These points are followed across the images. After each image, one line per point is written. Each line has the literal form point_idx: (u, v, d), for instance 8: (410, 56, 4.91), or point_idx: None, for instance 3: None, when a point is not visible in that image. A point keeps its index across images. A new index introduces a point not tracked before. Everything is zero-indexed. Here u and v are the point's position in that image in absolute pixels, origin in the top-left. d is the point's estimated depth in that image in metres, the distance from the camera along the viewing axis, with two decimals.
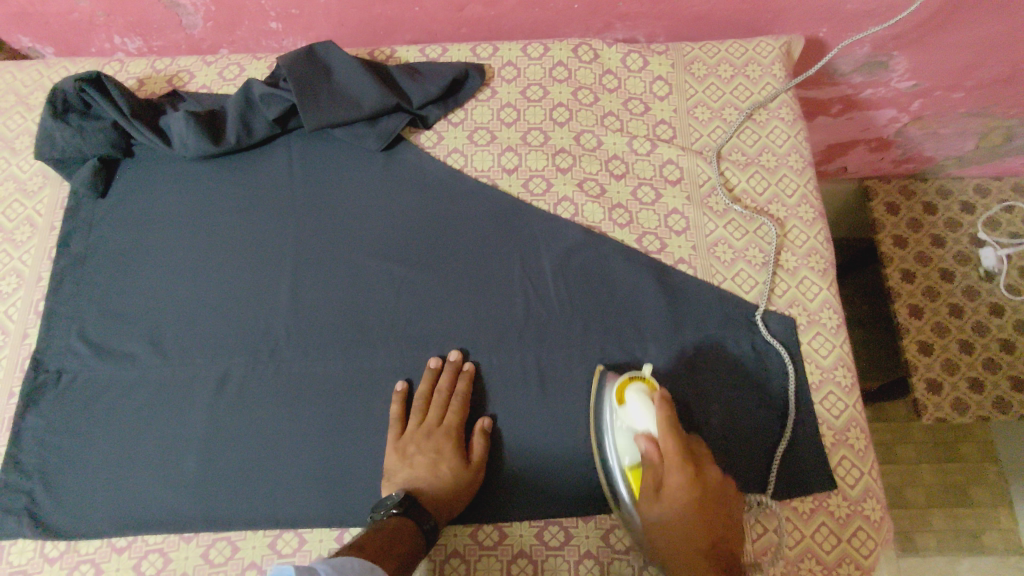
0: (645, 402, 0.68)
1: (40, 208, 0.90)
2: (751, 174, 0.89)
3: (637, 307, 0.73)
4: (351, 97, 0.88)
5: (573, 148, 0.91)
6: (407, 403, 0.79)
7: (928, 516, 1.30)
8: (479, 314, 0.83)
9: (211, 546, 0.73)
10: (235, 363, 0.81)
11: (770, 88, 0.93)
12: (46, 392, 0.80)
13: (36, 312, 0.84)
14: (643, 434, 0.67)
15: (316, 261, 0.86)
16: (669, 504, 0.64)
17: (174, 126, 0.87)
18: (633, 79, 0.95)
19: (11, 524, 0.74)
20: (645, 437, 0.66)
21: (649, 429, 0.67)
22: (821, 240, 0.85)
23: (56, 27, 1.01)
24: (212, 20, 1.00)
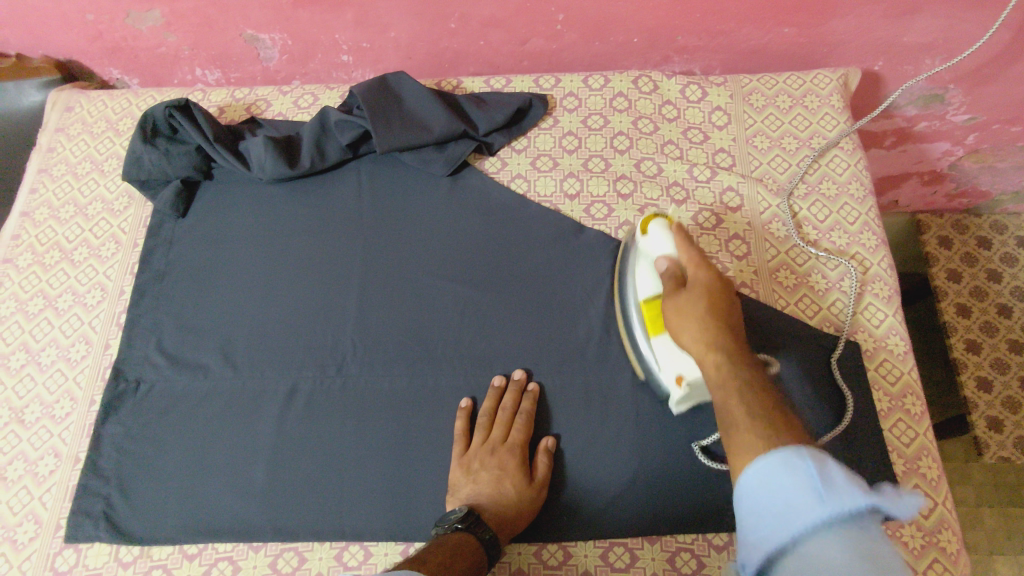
0: (676, 296, 0.66)
1: (125, 226, 0.94)
2: (811, 201, 0.90)
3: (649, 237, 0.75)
4: (421, 124, 0.92)
5: (634, 175, 0.93)
6: (472, 420, 0.80)
7: (990, 561, 1.25)
8: (542, 335, 0.84)
9: (279, 556, 0.74)
10: (305, 378, 0.83)
11: (829, 118, 0.94)
12: (124, 400, 0.83)
13: (118, 324, 0.88)
14: (678, 307, 0.65)
15: (382, 281, 0.88)
16: (723, 372, 0.58)
17: (253, 150, 0.92)
18: (692, 109, 0.97)
19: (88, 527, 0.76)
20: (683, 302, 0.65)
21: (686, 317, 0.64)
22: (885, 267, 0.85)
23: (144, 60, 1.08)
24: (288, 53, 1.06)
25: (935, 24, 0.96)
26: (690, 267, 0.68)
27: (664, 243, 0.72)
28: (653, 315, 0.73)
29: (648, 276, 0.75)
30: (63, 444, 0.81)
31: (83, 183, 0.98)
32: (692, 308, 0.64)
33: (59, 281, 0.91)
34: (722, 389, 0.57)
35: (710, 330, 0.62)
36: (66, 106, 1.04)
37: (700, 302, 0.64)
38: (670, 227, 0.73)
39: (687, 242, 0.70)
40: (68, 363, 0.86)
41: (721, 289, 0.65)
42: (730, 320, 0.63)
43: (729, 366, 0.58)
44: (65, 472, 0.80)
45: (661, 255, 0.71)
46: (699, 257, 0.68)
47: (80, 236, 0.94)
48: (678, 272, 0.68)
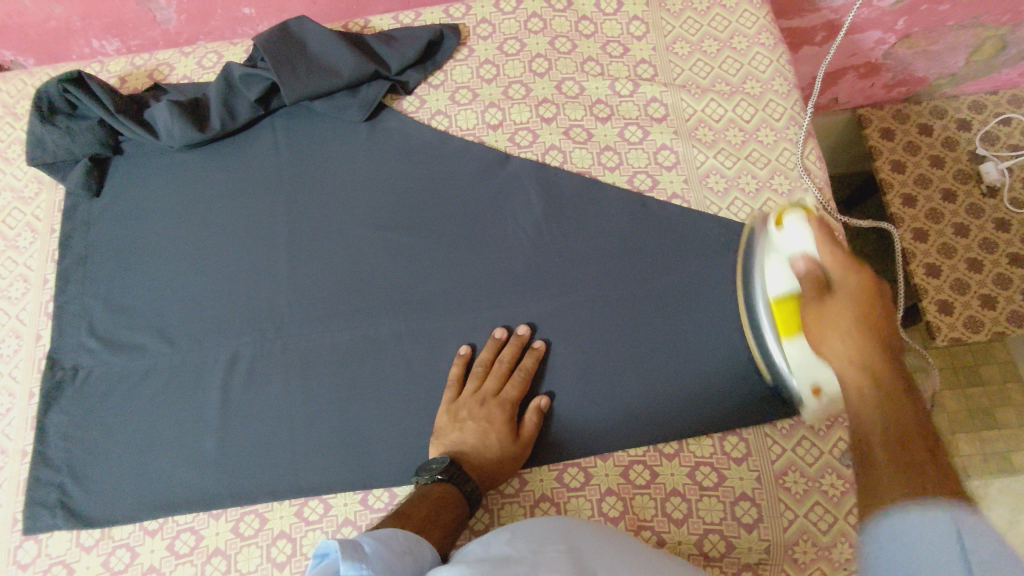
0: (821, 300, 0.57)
1: (39, 214, 0.91)
2: (736, 102, 0.88)
3: (794, 214, 0.64)
4: (329, 69, 0.88)
5: (556, 97, 0.91)
6: (469, 368, 0.79)
7: (952, 439, 1.30)
8: (479, 270, 0.83)
9: (240, 519, 0.74)
10: (245, 343, 0.82)
11: (748, 15, 0.92)
12: (65, 389, 0.82)
13: (47, 313, 0.86)
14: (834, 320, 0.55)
15: (312, 235, 0.87)
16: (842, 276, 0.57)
17: (159, 117, 0.88)
18: (609, 22, 0.94)
19: (46, 517, 0.76)
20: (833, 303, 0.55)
21: (831, 331, 0.55)
22: (814, 160, 0.85)
23: (35, 36, 1.02)
24: (185, 12, 1.00)
25: None
26: (834, 269, 0.57)
27: (803, 239, 0.62)
28: (789, 317, 0.67)
29: (778, 272, 0.68)
30: (8, 440, 0.80)
31: None
32: (843, 322, 0.54)
33: None
34: (856, 414, 0.50)
35: (870, 363, 0.51)
36: None
37: (847, 310, 0.54)
38: (810, 217, 0.63)
39: (828, 236, 0.59)
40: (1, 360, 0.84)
41: (877, 298, 0.55)
42: (885, 346, 0.52)
43: (867, 375, 0.51)
44: (14, 467, 0.79)
45: (800, 252, 0.61)
46: (847, 258, 0.57)
47: None
48: (819, 275, 0.58)
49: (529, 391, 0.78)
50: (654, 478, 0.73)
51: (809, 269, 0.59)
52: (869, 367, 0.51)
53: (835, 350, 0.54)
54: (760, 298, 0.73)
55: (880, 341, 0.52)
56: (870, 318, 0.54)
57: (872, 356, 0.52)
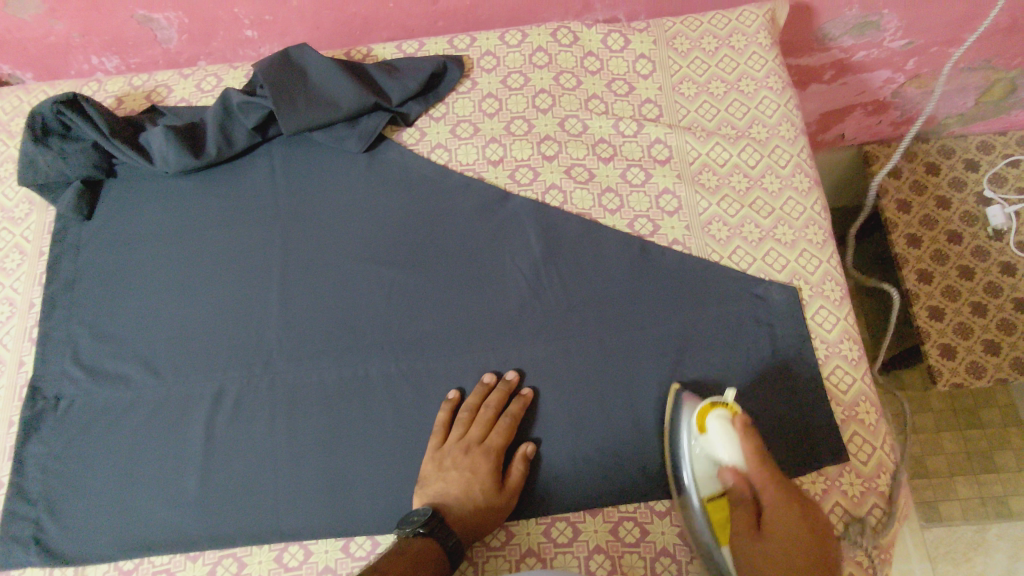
0: (739, 444, 0.68)
1: (28, 235, 0.89)
2: (741, 147, 0.87)
3: (726, 368, 0.73)
4: (328, 99, 0.86)
5: (558, 135, 0.89)
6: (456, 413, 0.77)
7: (950, 483, 1.28)
8: (473, 311, 0.82)
9: (218, 563, 0.72)
10: (232, 379, 0.80)
11: (757, 57, 0.91)
12: (45, 418, 0.80)
13: (31, 338, 0.84)
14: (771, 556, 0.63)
15: (304, 268, 0.85)
16: (772, 517, 0.64)
17: (153, 142, 0.87)
18: (615, 59, 0.93)
19: (19, 553, 0.74)
20: (751, 450, 0.66)
21: (748, 476, 0.66)
22: (819, 210, 0.83)
23: (34, 52, 1.00)
24: (187, 33, 0.99)
25: None
26: (749, 420, 0.69)
27: (730, 384, 0.72)
28: (707, 440, 0.69)
29: (701, 403, 0.71)
30: None
31: None
32: (756, 470, 0.66)
33: None
34: (772, 564, 0.63)
35: (772, 509, 0.65)
36: None
37: (757, 457, 0.66)
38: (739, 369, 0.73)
39: (748, 385, 0.72)
40: None
41: (778, 452, 0.68)
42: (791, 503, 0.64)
43: (784, 511, 0.64)
44: None
45: (731, 390, 0.72)
46: (760, 404, 0.71)
47: None
48: (738, 415, 0.69)
49: (517, 437, 0.76)
50: (644, 536, 0.71)
51: (732, 400, 0.71)
52: (787, 508, 0.64)
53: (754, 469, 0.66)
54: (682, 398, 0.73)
55: (788, 489, 0.65)
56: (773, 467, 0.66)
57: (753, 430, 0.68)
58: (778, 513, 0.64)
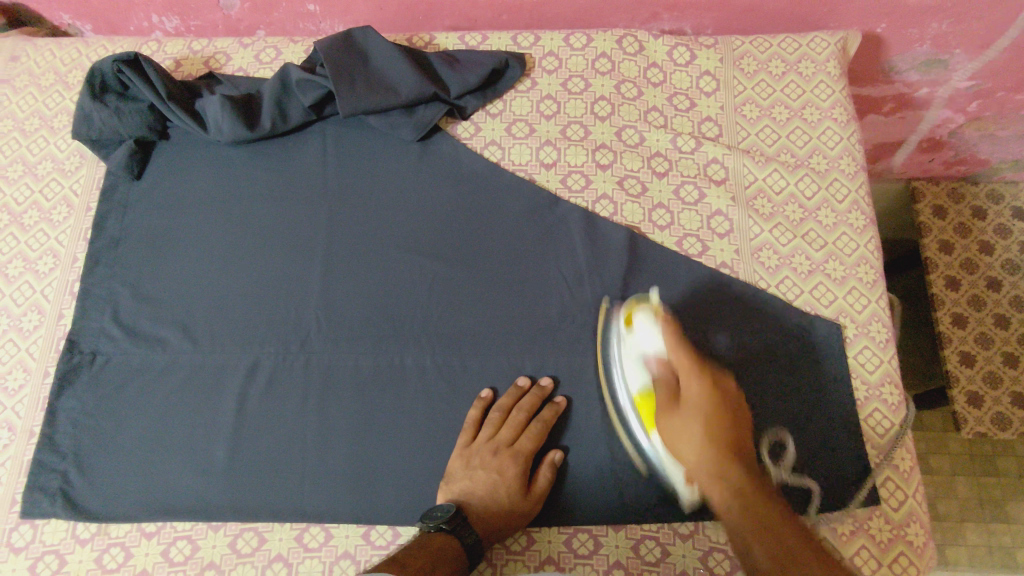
0: (671, 413, 0.65)
1: (77, 189, 0.90)
2: (799, 176, 0.85)
3: (641, 314, 0.72)
4: (388, 85, 0.86)
5: (614, 144, 0.88)
6: (487, 412, 0.77)
7: (958, 529, 1.26)
8: (511, 313, 0.81)
9: (239, 536, 0.73)
10: (266, 354, 0.81)
11: (824, 86, 0.89)
12: (80, 373, 0.80)
13: (72, 293, 0.84)
14: (675, 430, 0.63)
15: (348, 252, 0.85)
16: (716, 482, 0.58)
17: (210, 110, 0.86)
18: (680, 73, 0.91)
19: (45, 504, 0.75)
20: (677, 420, 0.64)
21: (689, 422, 0.62)
22: (872, 249, 0.82)
23: (96, 4, 1.00)
24: (249, 1, 0.98)
25: None
26: (682, 371, 0.66)
27: (653, 338, 0.70)
28: (650, 410, 0.71)
29: (632, 370, 0.73)
30: (18, 418, 0.79)
31: (32, 141, 0.92)
32: (692, 431, 0.61)
33: (9, 246, 0.87)
34: (727, 518, 0.55)
35: (711, 458, 0.59)
36: (11, 55, 0.97)
37: (693, 420, 0.62)
38: (657, 317, 0.71)
39: (675, 335, 0.68)
40: (20, 334, 0.83)
41: (718, 406, 0.62)
42: (727, 425, 0.61)
43: (729, 461, 0.58)
44: (20, 446, 0.78)
45: (653, 351, 0.70)
46: (693, 365, 0.65)
47: (30, 198, 0.89)
48: (671, 374, 0.68)
49: (545, 442, 0.76)
50: (664, 557, 0.71)
51: (659, 366, 0.69)
52: (725, 460, 0.59)
53: (693, 403, 0.63)
54: (613, 337, 0.77)
55: (728, 425, 0.61)
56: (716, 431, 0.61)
57: (690, 362, 0.66)
58: (717, 469, 0.58)
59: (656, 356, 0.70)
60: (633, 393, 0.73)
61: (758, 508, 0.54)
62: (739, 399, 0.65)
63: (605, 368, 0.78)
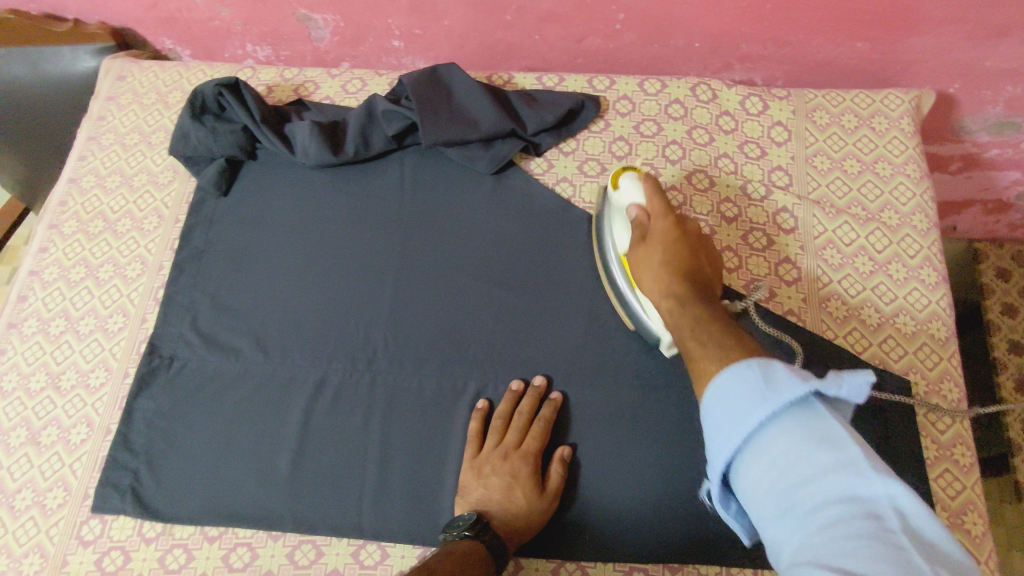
0: (641, 247, 0.70)
1: (168, 201, 0.95)
2: (870, 229, 0.85)
3: (629, 177, 0.76)
4: (469, 119, 0.90)
5: (684, 187, 0.90)
6: (487, 422, 0.79)
7: None
8: (576, 346, 0.82)
9: (297, 547, 0.75)
10: (334, 369, 0.83)
11: (897, 142, 0.90)
12: (158, 376, 0.84)
13: (156, 299, 0.89)
14: (642, 260, 0.69)
15: (418, 276, 0.87)
16: (676, 317, 0.62)
17: (299, 134, 0.91)
18: (751, 122, 0.93)
19: (115, 499, 0.77)
20: (645, 252, 0.69)
21: (646, 267, 0.68)
22: (944, 306, 0.81)
23: (198, 32, 1.08)
24: (340, 35, 1.04)
25: (1020, 50, 0.91)
26: (653, 218, 0.71)
27: (628, 224, 0.74)
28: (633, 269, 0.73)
29: (621, 232, 0.76)
30: (96, 415, 0.82)
31: (130, 155, 0.98)
32: (654, 260, 0.68)
33: (101, 251, 0.92)
34: (681, 330, 0.61)
35: (672, 294, 0.64)
36: (118, 74, 1.04)
37: (659, 255, 0.68)
38: (642, 179, 0.74)
39: (658, 198, 0.72)
40: (105, 334, 0.87)
41: (687, 245, 0.68)
42: (690, 274, 0.66)
43: (680, 306, 0.62)
44: (96, 442, 0.81)
45: (633, 205, 0.73)
46: (667, 220, 0.70)
47: (124, 207, 0.95)
48: (643, 220, 0.71)
49: (553, 442, 0.78)
50: None
51: (638, 212, 0.72)
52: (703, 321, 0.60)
53: (654, 259, 0.68)
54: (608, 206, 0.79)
55: (682, 279, 0.65)
56: (690, 305, 0.62)
57: (667, 221, 0.70)
58: (677, 309, 0.62)
59: (638, 206, 0.73)
60: (619, 250, 0.76)
61: (710, 327, 0.58)
62: (705, 259, 0.69)
63: (599, 246, 0.82)
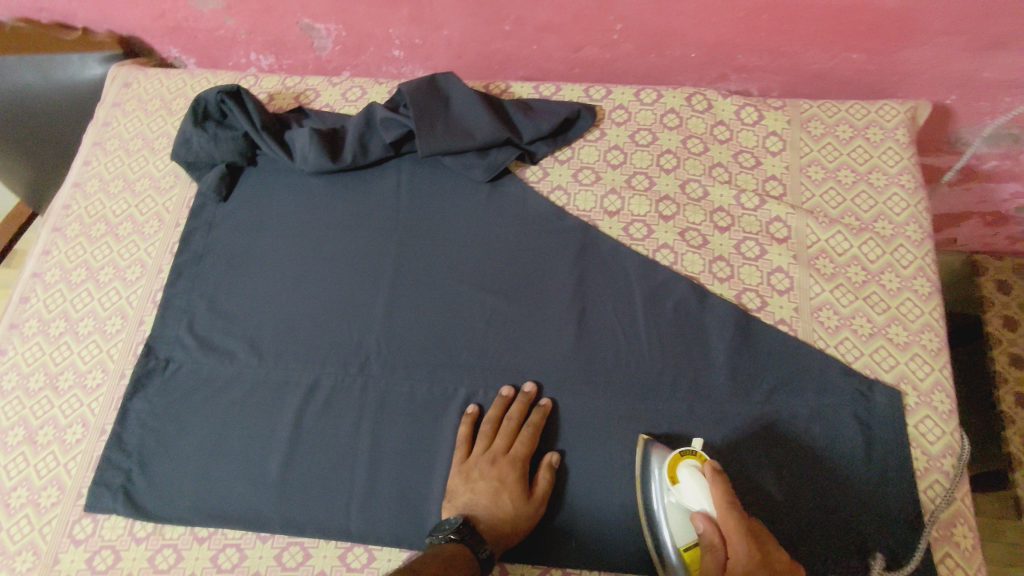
0: (718, 571, 0.61)
1: (169, 205, 0.96)
2: (863, 240, 0.85)
3: (688, 468, 0.67)
4: (464, 127, 0.91)
5: (678, 196, 0.90)
6: (477, 427, 0.79)
7: None
8: (566, 353, 0.82)
9: (285, 549, 0.75)
10: (327, 373, 0.84)
11: (892, 152, 0.90)
12: (153, 377, 0.85)
13: (153, 301, 0.90)
14: (715, 566, 0.61)
15: (412, 281, 0.88)
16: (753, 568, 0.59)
17: (297, 141, 0.92)
18: (746, 132, 0.93)
19: (107, 499, 0.78)
20: (729, 545, 0.61)
21: (731, 563, 0.60)
22: (937, 317, 0.81)
23: (203, 41, 1.10)
24: (341, 44, 1.06)
25: (1016, 63, 0.91)
26: (733, 538, 0.60)
27: (700, 500, 0.65)
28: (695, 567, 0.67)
29: (676, 522, 0.68)
30: (92, 415, 0.83)
31: (133, 160, 1.00)
32: (740, 555, 0.60)
33: (102, 254, 0.93)
34: (749, 560, 0.59)
35: (754, 572, 0.59)
36: (124, 81, 1.06)
37: (744, 552, 0.59)
38: (704, 475, 0.65)
39: (727, 498, 0.62)
40: (103, 336, 0.88)
41: (773, 559, 0.60)
42: (775, 559, 0.60)
43: (768, 570, 0.59)
44: (91, 442, 0.82)
45: (699, 511, 0.64)
46: (737, 528, 0.60)
47: (126, 211, 0.96)
48: (715, 538, 0.62)
49: (542, 448, 0.78)
50: None
51: (706, 524, 0.63)
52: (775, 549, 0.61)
53: (739, 566, 0.59)
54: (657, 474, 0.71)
55: (772, 565, 0.60)
56: (762, 551, 0.60)
57: (744, 547, 0.60)
58: (762, 564, 0.59)
59: (703, 514, 0.64)
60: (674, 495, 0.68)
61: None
62: (790, 564, 0.61)
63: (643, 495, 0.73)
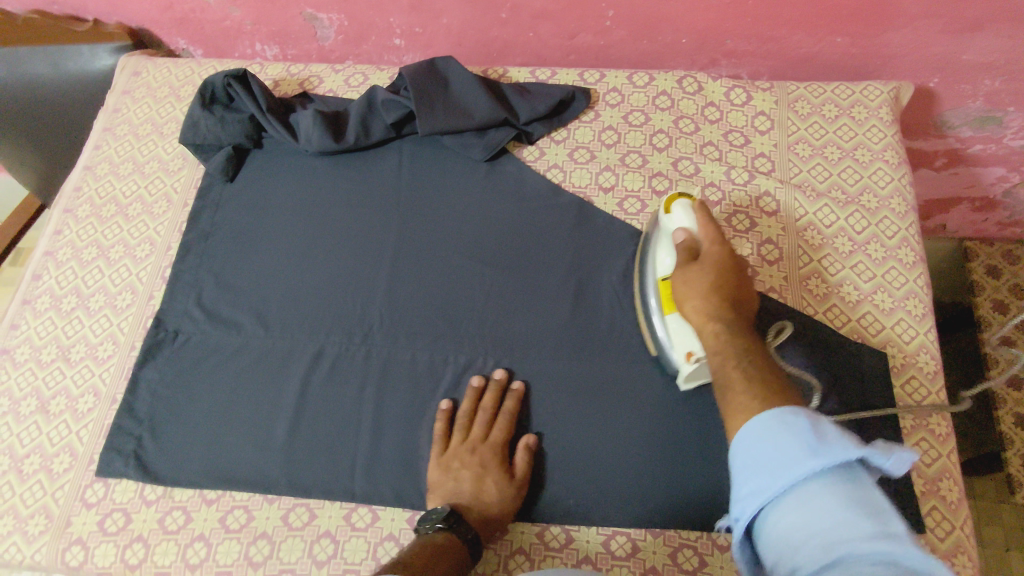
0: (686, 270, 0.70)
1: (177, 186, 0.99)
2: (849, 212, 0.88)
3: (680, 201, 0.76)
4: (463, 108, 0.94)
5: (670, 173, 0.93)
6: (452, 421, 0.80)
7: None
8: (563, 321, 0.85)
9: (291, 510, 0.77)
10: (332, 342, 0.86)
11: (876, 130, 0.93)
12: (162, 349, 0.87)
13: (163, 277, 0.92)
14: (689, 280, 0.68)
15: (414, 256, 0.91)
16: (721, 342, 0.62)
17: (302, 123, 0.95)
18: (736, 112, 0.97)
19: (119, 464, 0.80)
20: (694, 308, 0.67)
21: (691, 297, 0.68)
22: (922, 285, 0.84)
23: (210, 32, 1.13)
24: (344, 34, 1.09)
25: (995, 44, 0.94)
26: (706, 242, 0.71)
27: (686, 220, 0.74)
28: (667, 293, 0.73)
29: (665, 254, 0.75)
30: (103, 385, 0.86)
31: (143, 144, 1.03)
32: (699, 289, 0.67)
33: (112, 233, 0.96)
34: (721, 356, 0.61)
35: (716, 331, 0.64)
36: (134, 70, 1.10)
37: (708, 274, 0.68)
38: (693, 205, 0.75)
39: (707, 219, 0.73)
40: (114, 310, 0.91)
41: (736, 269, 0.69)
42: (736, 310, 0.66)
43: (726, 339, 0.62)
44: (102, 411, 0.84)
45: (682, 227, 0.74)
46: (715, 238, 0.71)
47: (136, 192, 0.99)
48: (693, 244, 0.71)
49: (518, 432, 0.79)
50: (701, 567, 0.71)
51: (685, 234, 0.73)
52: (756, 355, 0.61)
53: (699, 286, 0.67)
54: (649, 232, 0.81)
55: (732, 319, 0.65)
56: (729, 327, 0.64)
57: (717, 251, 0.69)
58: (723, 335, 0.63)
59: (684, 229, 0.73)
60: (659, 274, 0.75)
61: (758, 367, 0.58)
62: (749, 296, 0.69)
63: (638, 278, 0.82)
